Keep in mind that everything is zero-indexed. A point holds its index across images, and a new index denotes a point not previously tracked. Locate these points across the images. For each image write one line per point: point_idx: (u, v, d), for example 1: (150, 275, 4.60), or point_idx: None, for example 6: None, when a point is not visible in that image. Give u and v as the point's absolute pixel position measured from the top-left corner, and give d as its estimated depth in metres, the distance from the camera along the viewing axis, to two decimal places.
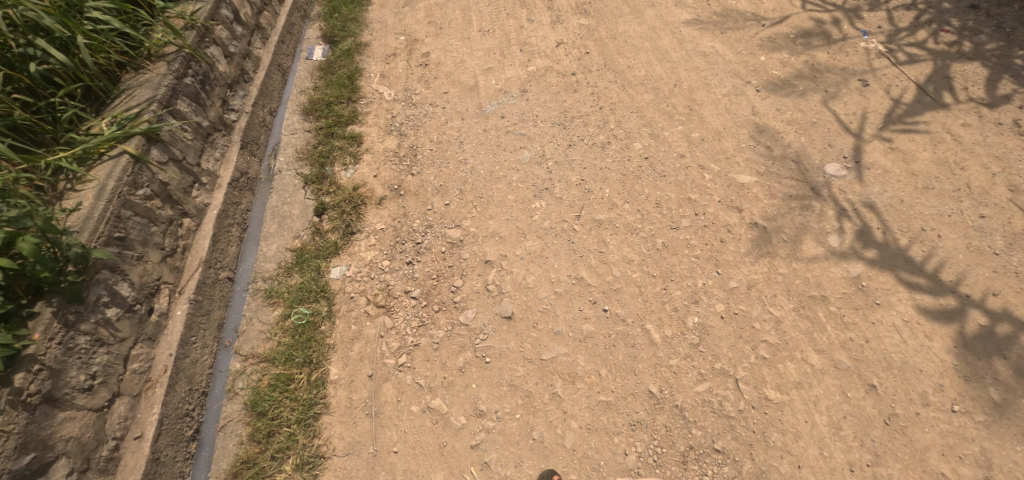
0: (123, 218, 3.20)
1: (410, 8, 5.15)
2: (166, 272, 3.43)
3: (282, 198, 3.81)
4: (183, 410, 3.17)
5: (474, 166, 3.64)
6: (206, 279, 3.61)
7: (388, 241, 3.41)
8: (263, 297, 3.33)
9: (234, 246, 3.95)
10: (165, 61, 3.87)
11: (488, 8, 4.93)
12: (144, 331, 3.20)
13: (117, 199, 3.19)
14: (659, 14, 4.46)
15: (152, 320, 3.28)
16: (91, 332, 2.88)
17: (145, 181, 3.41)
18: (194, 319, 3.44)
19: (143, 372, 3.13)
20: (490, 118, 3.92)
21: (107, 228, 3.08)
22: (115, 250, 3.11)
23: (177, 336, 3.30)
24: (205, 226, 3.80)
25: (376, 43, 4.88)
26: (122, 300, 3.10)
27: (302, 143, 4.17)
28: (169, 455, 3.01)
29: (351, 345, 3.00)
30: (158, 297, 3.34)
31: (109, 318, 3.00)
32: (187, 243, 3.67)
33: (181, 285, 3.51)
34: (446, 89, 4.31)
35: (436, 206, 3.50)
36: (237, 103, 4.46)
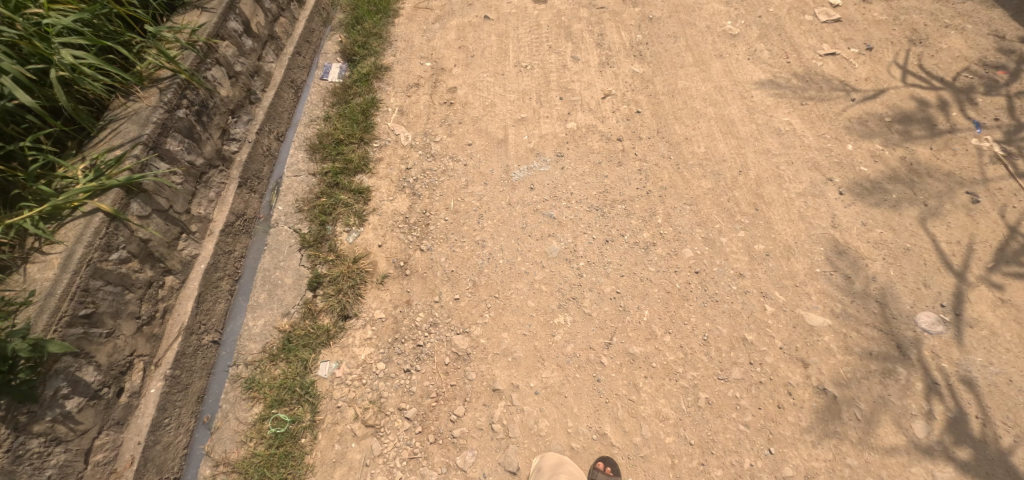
0: (92, 290, 2.86)
1: (441, 27, 4.55)
2: (140, 344, 3.11)
3: (275, 259, 3.40)
4: None
5: (492, 252, 3.13)
6: (186, 349, 3.27)
7: (386, 337, 3.00)
8: (242, 389, 2.99)
9: (222, 302, 3.59)
10: (157, 89, 3.43)
11: (528, 37, 4.29)
12: (111, 416, 2.92)
13: (85, 268, 2.84)
14: (727, 69, 3.78)
15: (122, 400, 2.99)
16: (45, 433, 2.62)
17: (121, 241, 3.04)
18: (169, 398, 3.14)
19: (107, 463, 2.87)
20: (516, 187, 3.38)
21: (71, 306, 2.75)
22: (80, 331, 2.79)
23: (147, 420, 3.01)
24: (190, 283, 3.43)
25: (398, 67, 4.33)
26: (86, 388, 2.80)
27: (304, 188, 3.72)
28: None
29: (332, 471, 2.64)
30: (130, 374, 3.04)
31: (69, 411, 2.72)
32: (169, 304, 3.33)
33: (159, 355, 3.20)
34: (470, 139, 3.75)
35: (444, 298, 3.04)
36: (239, 131, 4.00)
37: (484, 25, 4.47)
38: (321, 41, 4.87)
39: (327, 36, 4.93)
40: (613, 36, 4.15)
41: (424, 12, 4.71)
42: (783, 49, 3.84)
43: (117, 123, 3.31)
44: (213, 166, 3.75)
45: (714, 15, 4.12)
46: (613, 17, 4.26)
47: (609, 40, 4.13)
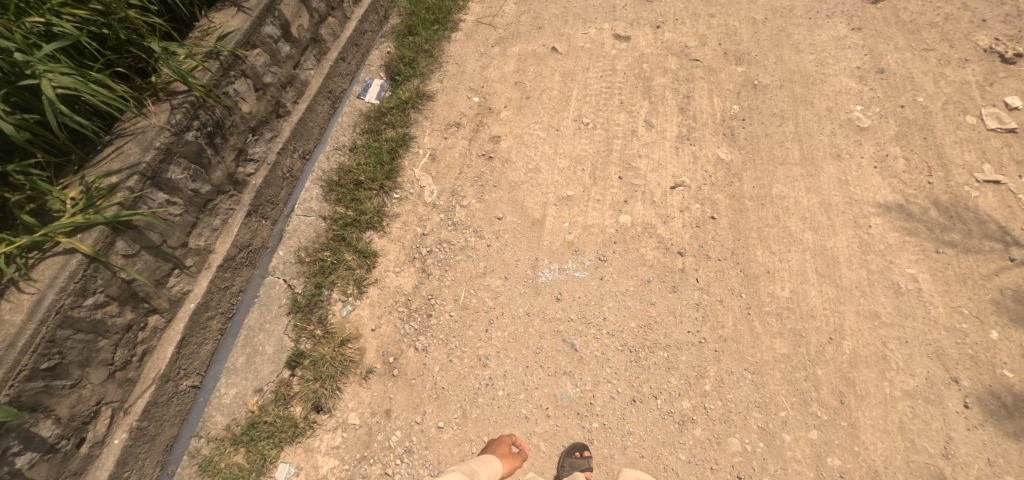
0: (59, 340, 2.63)
1: (500, 53, 3.89)
2: (110, 391, 2.89)
3: (261, 318, 3.05)
4: None
5: (491, 375, 2.66)
6: (159, 398, 3.03)
7: (356, 451, 2.65)
8: (198, 469, 2.73)
9: (210, 343, 3.30)
10: (168, 106, 3.04)
11: (598, 85, 3.56)
12: (67, 468, 2.73)
13: (54, 317, 2.59)
14: (845, 177, 2.90)
15: (82, 451, 2.79)
16: None
17: (100, 285, 2.77)
18: (133, 451, 2.92)
19: None
20: (540, 293, 2.81)
21: (32, 359, 2.53)
22: (40, 384, 2.58)
23: (105, 474, 2.81)
24: (175, 324, 3.14)
25: (442, 97, 3.73)
26: (41, 443, 2.61)
27: (310, 234, 3.29)
28: None
29: None
30: (94, 423, 2.83)
31: (19, 468, 2.54)
32: (151, 346, 3.07)
33: (130, 401, 2.97)
34: (500, 210, 3.15)
35: (426, 421, 2.65)
36: (259, 151, 3.56)
37: (550, 60, 3.76)
38: (371, 43, 4.30)
39: (380, 37, 4.35)
40: (701, 101, 3.34)
41: (486, 29, 4.04)
42: (928, 160, 2.89)
43: (119, 141, 2.96)
44: (223, 191, 3.37)
45: (841, 94, 3.19)
46: (706, 75, 3.43)
47: (696, 106, 3.33)
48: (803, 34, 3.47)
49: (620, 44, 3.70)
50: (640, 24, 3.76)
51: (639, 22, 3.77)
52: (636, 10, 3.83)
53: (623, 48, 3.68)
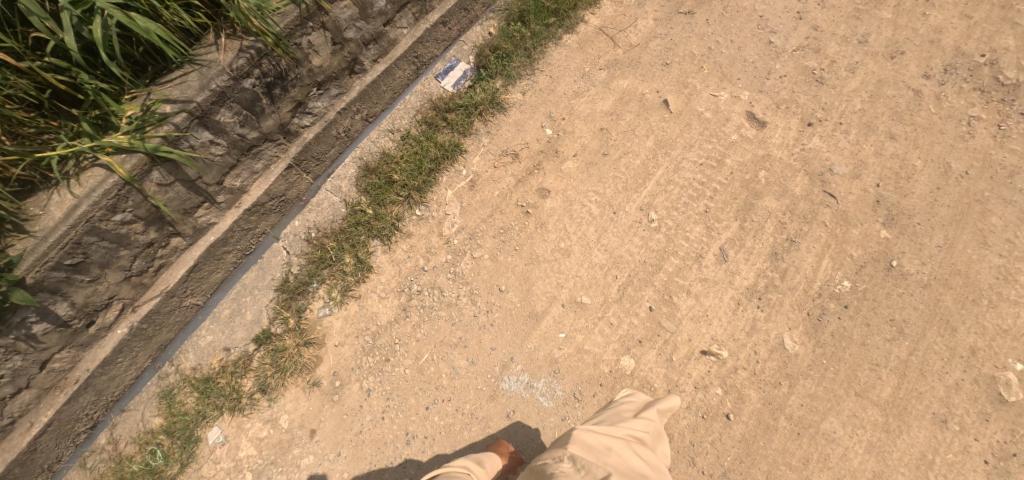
0: (85, 243, 2.76)
1: (605, 82, 3.23)
2: (124, 290, 3.06)
3: (255, 281, 3.06)
4: (82, 415, 3.11)
5: (409, 456, 2.57)
6: (162, 309, 3.17)
7: (273, 451, 2.74)
8: (160, 393, 2.96)
9: (222, 271, 3.35)
10: (237, 46, 2.84)
11: (691, 175, 2.85)
12: (75, 340, 3.01)
13: (82, 225, 2.69)
14: (931, 456, 2.14)
15: (89, 331, 3.04)
16: (6, 346, 2.76)
17: (130, 205, 2.82)
18: (130, 344, 3.13)
19: (62, 371, 3.02)
20: (493, 400, 2.56)
21: (58, 254, 2.70)
22: (61, 275, 2.77)
23: (103, 355, 3.05)
24: (194, 248, 3.20)
25: (518, 114, 3.21)
26: (55, 318, 2.87)
27: (327, 215, 3.13)
28: (51, 445, 3.04)
29: None
30: (105, 311, 3.06)
31: (33, 333, 2.82)
32: (168, 261, 3.17)
33: (139, 301, 3.14)
34: (505, 281, 2.78)
35: (337, 462, 2.65)
36: (319, 106, 3.33)
37: (653, 116, 3.06)
38: (482, 12, 3.78)
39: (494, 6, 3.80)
40: (805, 255, 2.55)
41: (605, 44, 3.35)
42: None
43: (185, 67, 2.84)
44: (271, 139, 3.23)
45: (1004, 336, 2.25)
46: (833, 222, 2.58)
47: (795, 259, 2.54)
48: (1005, 220, 2.44)
49: (747, 131, 2.91)
50: (788, 114, 2.90)
51: (786, 110, 2.91)
52: (794, 91, 2.94)
53: (748, 139, 2.88)
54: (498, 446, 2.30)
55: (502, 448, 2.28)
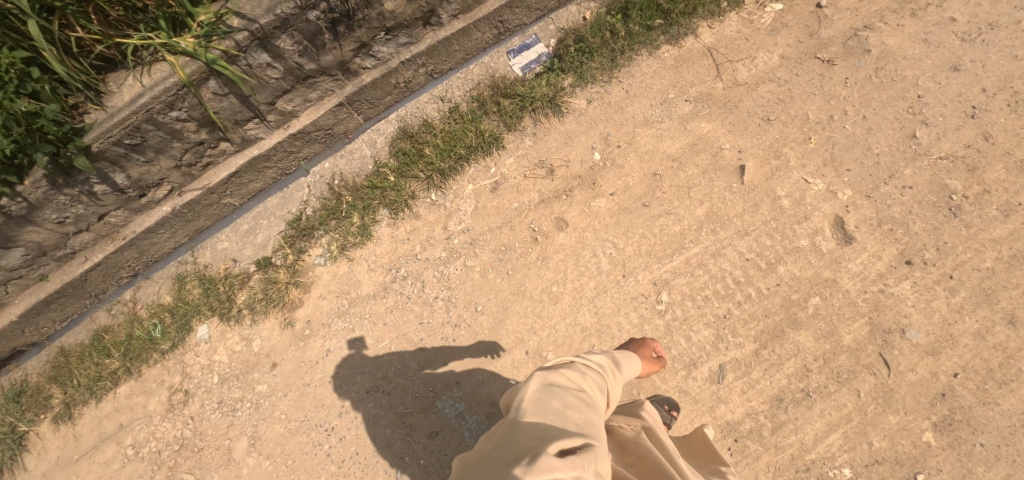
0: (144, 130, 2.88)
1: (684, 117, 2.73)
2: (174, 175, 3.19)
3: (275, 208, 3.08)
4: (125, 267, 3.37)
5: (336, 426, 2.60)
6: (203, 200, 3.30)
7: (239, 368, 2.85)
8: (176, 277, 3.09)
9: (261, 182, 3.42)
10: None
11: (729, 266, 2.39)
12: (129, 205, 3.19)
13: (142, 113, 2.81)
14: None
15: (142, 201, 3.21)
16: (72, 196, 2.97)
17: (185, 105, 2.89)
18: (171, 222, 3.30)
19: (116, 226, 3.25)
20: (426, 412, 2.51)
21: (121, 134, 2.84)
22: (121, 151, 2.92)
23: (149, 223, 3.25)
24: (239, 157, 3.26)
25: (574, 123, 2.83)
26: (113, 184, 3.04)
27: (354, 169, 3.05)
28: (96, 282, 3.33)
29: (138, 395, 2.92)
30: (157, 189, 3.21)
31: (93, 191, 3.01)
32: (216, 161, 3.25)
33: (187, 188, 3.27)
34: (484, 302, 2.61)
35: (282, 401, 2.73)
36: (383, 51, 3.15)
37: (719, 180, 2.56)
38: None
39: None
40: (814, 417, 2.12)
41: (706, 70, 2.83)
42: None
43: None
44: (328, 74, 3.12)
45: None
46: (870, 396, 2.10)
47: (799, 418, 2.12)
48: None
49: (825, 241, 2.35)
50: (888, 239, 2.30)
51: (886, 233, 2.31)
52: (914, 213, 2.32)
53: (819, 250, 2.33)
54: (642, 346, 2.11)
55: (646, 350, 2.09)
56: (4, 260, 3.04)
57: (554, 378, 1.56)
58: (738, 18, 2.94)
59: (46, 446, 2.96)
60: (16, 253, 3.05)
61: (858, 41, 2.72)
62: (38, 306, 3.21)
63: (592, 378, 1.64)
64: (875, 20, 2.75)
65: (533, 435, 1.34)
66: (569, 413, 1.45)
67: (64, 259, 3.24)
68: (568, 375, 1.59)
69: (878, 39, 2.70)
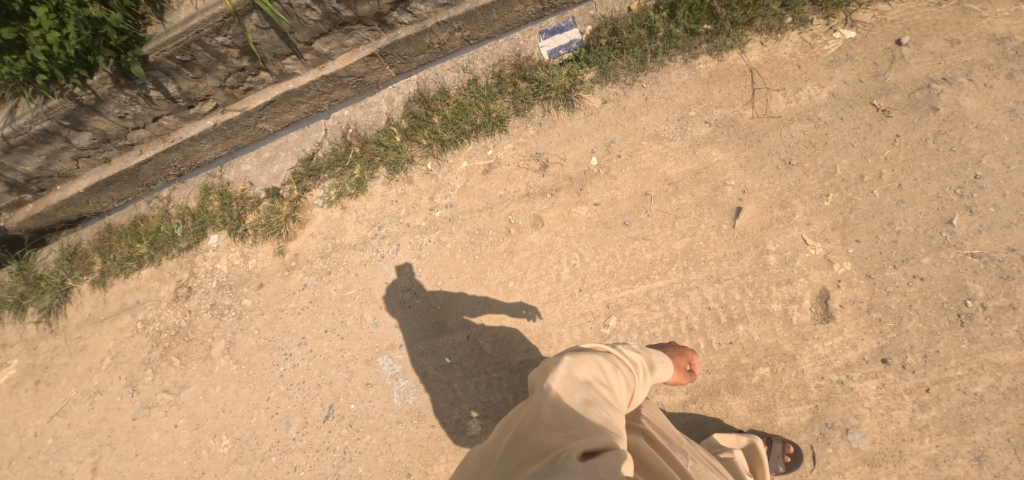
0: (194, 49, 3.13)
1: (696, 140, 2.51)
2: (219, 94, 3.46)
3: (292, 143, 3.27)
4: (170, 166, 3.73)
5: (293, 355, 2.79)
6: (241, 121, 3.57)
7: (232, 280, 3.10)
8: (205, 187, 3.36)
9: (295, 113, 3.63)
10: None
11: (688, 310, 2.25)
12: (180, 113, 3.50)
13: (192, 35, 3.04)
14: None
15: (190, 112, 3.51)
16: (132, 97, 3.29)
17: (230, 33, 3.09)
18: (213, 134, 3.60)
19: (167, 129, 3.58)
20: (367, 364, 2.65)
21: (174, 49, 3.09)
22: (174, 65, 3.18)
23: (194, 132, 3.56)
24: (277, 87, 3.48)
25: (582, 121, 2.70)
26: (167, 93, 3.34)
27: (368, 122, 3.14)
28: (148, 175, 3.74)
29: (154, 279, 3.24)
30: (204, 103, 3.50)
31: (150, 95, 3.32)
32: (256, 88, 3.49)
33: (229, 107, 3.55)
34: (445, 279, 2.67)
35: (258, 318, 2.95)
36: (420, 10, 3.16)
37: (709, 216, 2.36)
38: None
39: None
40: None
41: (740, 92, 2.55)
42: None
43: None
44: (365, 23, 3.20)
45: None
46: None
47: None
48: None
49: (799, 312, 2.13)
50: (872, 329, 2.05)
51: (873, 322, 2.06)
52: (912, 307, 2.04)
53: (789, 319, 2.12)
54: (679, 355, 2.02)
55: (682, 359, 2.02)
56: (76, 140, 3.41)
57: (574, 370, 1.53)
58: (798, 39, 2.60)
59: (71, 302, 3.33)
60: (84, 137, 3.42)
61: (928, 95, 2.32)
62: (99, 183, 3.65)
63: (614, 373, 1.61)
64: (959, 74, 2.32)
65: (556, 434, 1.31)
66: (592, 408, 1.42)
67: (126, 148, 3.62)
68: (588, 367, 1.56)
69: (953, 97, 2.28)
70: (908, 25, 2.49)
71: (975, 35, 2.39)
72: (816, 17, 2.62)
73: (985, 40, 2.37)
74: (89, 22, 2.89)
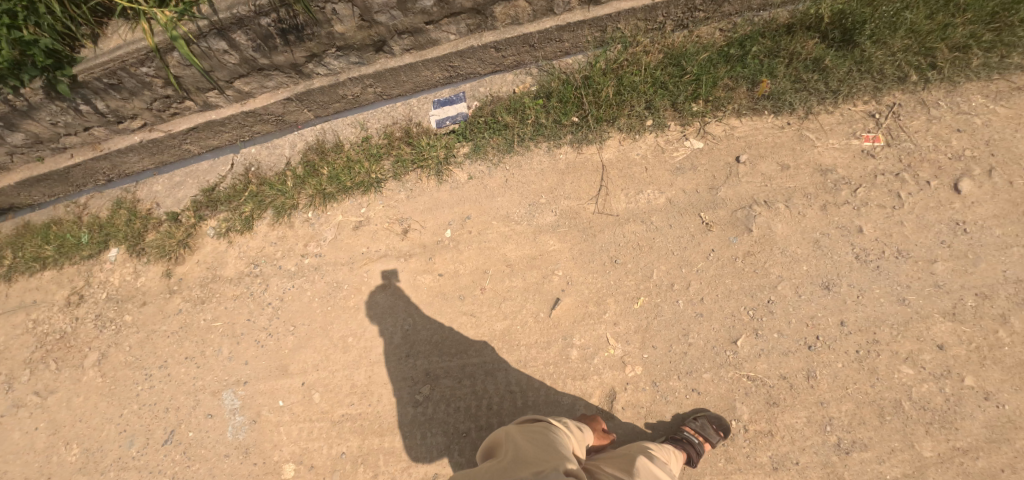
0: (121, 76, 3.32)
1: (539, 226, 2.68)
2: (147, 114, 3.64)
3: (200, 172, 3.50)
4: (100, 173, 3.92)
5: (151, 376, 2.93)
6: (167, 141, 3.75)
7: (117, 293, 3.24)
8: (119, 201, 3.53)
9: (220, 139, 3.81)
10: None
11: (492, 390, 2.42)
12: (110, 127, 3.68)
13: (118, 65, 3.23)
14: None
15: (120, 126, 3.69)
16: (62, 108, 3.46)
17: (154, 65, 3.29)
18: (142, 149, 3.78)
19: (98, 138, 3.76)
20: (212, 396, 2.79)
21: (101, 74, 3.28)
22: (102, 86, 3.37)
23: (121, 145, 3.74)
24: (201, 115, 3.69)
25: (448, 193, 2.89)
26: (97, 108, 3.52)
27: (268, 162, 3.35)
28: (79, 176, 3.91)
29: (50, 283, 3.39)
30: (133, 120, 3.67)
31: (80, 108, 3.50)
32: (182, 113, 3.68)
33: (157, 127, 3.73)
34: (299, 325, 2.83)
35: (131, 336, 3.09)
36: (334, 65, 3.40)
37: (531, 302, 2.52)
38: (529, 61, 3.39)
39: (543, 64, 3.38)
40: None
41: (588, 187, 2.71)
42: None
43: None
44: (282, 70, 3.43)
45: None
46: None
47: None
48: None
49: (584, 408, 2.32)
50: (643, 431, 2.25)
51: (646, 425, 2.25)
52: (681, 417, 2.21)
53: (573, 412, 2.30)
54: (592, 420, 2.16)
55: (597, 424, 2.16)
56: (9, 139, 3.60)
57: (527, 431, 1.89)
58: (653, 143, 2.78)
59: None
60: (17, 137, 3.60)
61: (746, 216, 2.47)
62: (29, 180, 3.84)
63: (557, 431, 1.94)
64: (779, 199, 2.48)
65: (525, 462, 1.67)
66: (550, 452, 1.78)
67: (59, 150, 3.80)
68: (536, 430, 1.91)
69: (767, 221, 2.43)
70: (749, 143, 2.67)
71: (804, 163, 2.55)
72: (673, 123, 2.81)
73: (811, 169, 2.53)
74: (21, 47, 3.08)
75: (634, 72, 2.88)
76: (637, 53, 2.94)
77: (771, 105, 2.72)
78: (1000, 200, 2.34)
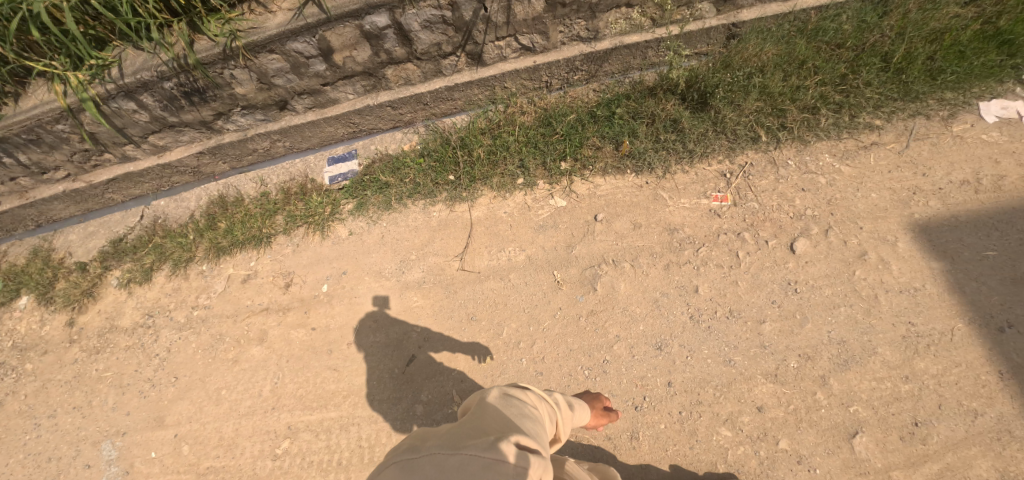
0: (38, 132, 3.47)
1: (406, 282, 2.78)
2: (69, 166, 3.79)
3: (116, 223, 3.69)
4: (28, 220, 4.06)
5: (42, 425, 3.01)
6: (89, 191, 3.90)
7: (21, 342, 3.34)
8: (36, 250, 3.67)
9: (141, 189, 3.98)
10: (161, 58, 3.11)
11: (344, 444, 2.49)
12: (35, 177, 3.84)
13: (33, 123, 3.38)
14: None
15: (44, 177, 3.84)
16: None
17: (69, 123, 3.45)
18: (65, 197, 3.92)
19: (24, 187, 3.91)
20: (92, 446, 2.87)
21: (18, 131, 3.42)
22: (22, 141, 3.52)
23: (46, 194, 3.89)
24: (121, 167, 3.85)
25: (330, 247, 3.01)
26: (19, 161, 3.67)
27: (177, 215, 3.52)
28: (7, 222, 4.04)
29: None
30: (57, 171, 3.83)
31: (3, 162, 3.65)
32: (103, 164, 3.85)
33: (81, 177, 3.89)
34: (181, 376, 2.92)
35: (28, 384, 3.18)
36: (241, 122, 3.58)
37: (389, 359, 2.60)
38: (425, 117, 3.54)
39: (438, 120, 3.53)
40: None
41: (455, 243, 2.82)
42: None
43: (133, 51, 3.23)
44: (193, 127, 3.60)
45: None
46: None
47: None
48: None
49: None
50: None
51: None
52: None
53: None
54: (593, 399, 2.10)
55: (597, 402, 2.08)
56: None
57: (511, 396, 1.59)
58: (521, 200, 2.88)
59: None
60: None
61: (593, 275, 2.55)
62: None
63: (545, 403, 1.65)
64: (627, 258, 2.56)
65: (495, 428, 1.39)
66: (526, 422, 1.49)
67: None
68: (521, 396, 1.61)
69: (611, 279, 2.52)
70: (608, 202, 2.76)
71: (655, 222, 2.64)
72: (542, 181, 2.91)
73: (660, 228, 2.62)
74: None
75: (509, 131, 3.01)
76: (513, 113, 3.08)
77: (633, 165, 2.82)
78: (833, 260, 2.41)
